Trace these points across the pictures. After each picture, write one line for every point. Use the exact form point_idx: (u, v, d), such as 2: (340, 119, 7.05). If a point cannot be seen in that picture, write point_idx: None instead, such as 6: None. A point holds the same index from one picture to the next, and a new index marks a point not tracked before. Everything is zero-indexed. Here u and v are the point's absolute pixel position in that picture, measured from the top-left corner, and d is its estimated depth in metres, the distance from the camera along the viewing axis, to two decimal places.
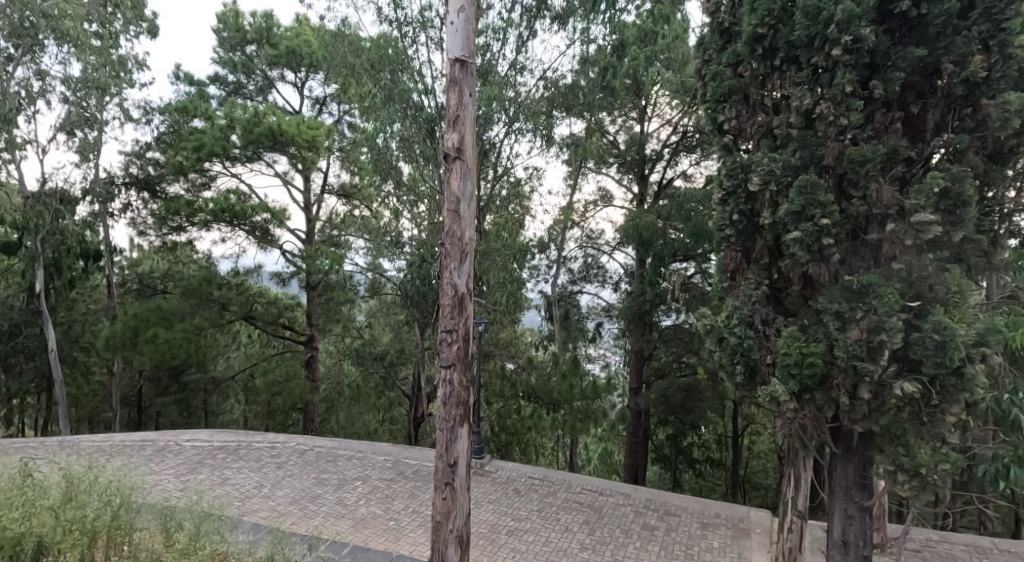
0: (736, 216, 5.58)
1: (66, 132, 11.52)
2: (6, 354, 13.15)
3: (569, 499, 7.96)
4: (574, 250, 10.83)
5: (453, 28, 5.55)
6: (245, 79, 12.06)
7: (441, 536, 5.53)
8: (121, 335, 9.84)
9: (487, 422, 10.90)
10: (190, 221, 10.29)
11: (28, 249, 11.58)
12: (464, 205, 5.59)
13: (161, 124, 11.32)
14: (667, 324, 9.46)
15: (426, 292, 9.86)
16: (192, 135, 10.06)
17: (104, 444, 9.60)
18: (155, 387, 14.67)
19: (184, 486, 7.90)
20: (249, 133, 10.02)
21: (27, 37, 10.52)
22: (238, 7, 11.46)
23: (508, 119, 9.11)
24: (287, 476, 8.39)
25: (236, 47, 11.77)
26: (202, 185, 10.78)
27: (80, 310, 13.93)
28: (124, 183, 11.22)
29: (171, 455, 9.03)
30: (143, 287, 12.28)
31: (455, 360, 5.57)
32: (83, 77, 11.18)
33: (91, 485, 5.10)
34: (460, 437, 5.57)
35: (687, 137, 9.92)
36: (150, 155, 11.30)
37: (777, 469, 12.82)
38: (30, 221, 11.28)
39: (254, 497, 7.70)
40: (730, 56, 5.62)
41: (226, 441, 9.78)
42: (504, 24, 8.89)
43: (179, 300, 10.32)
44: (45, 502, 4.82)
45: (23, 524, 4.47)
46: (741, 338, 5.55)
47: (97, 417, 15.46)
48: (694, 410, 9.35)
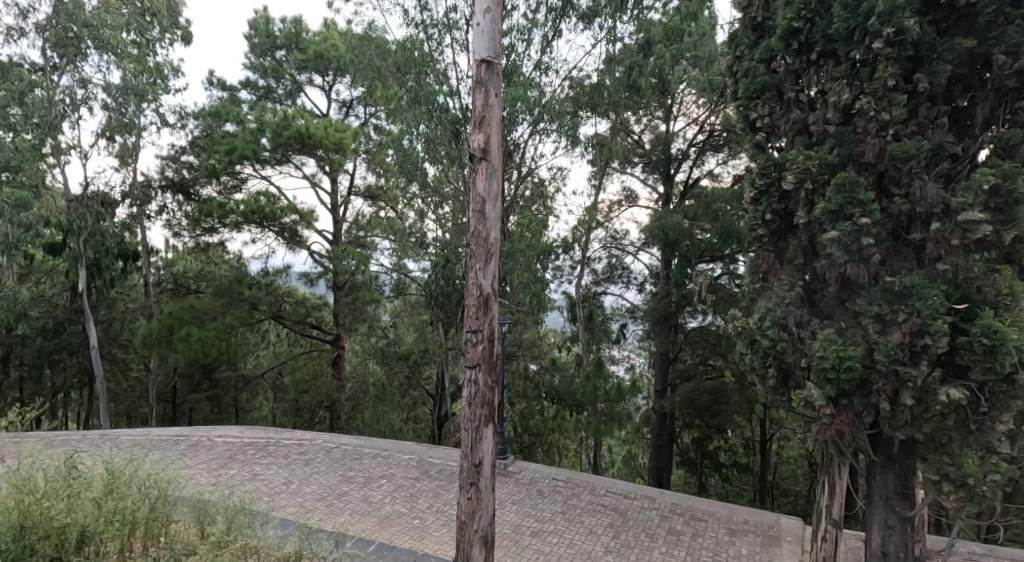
0: (770, 216, 5.50)
1: (107, 138, 11.71)
2: (51, 350, 13.51)
3: (593, 501, 7.84)
4: (598, 250, 10.70)
5: (480, 29, 5.49)
6: (275, 84, 12.11)
7: (465, 536, 5.47)
8: (156, 333, 9.95)
9: (511, 422, 10.81)
10: (223, 222, 10.39)
11: (70, 250, 11.78)
12: (489, 204, 5.54)
13: (195, 128, 11.45)
14: (693, 326, 9.25)
15: (451, 292, 9.77)
16: (224, 139, 10.17)
17: (140, 438, 9.74)
18: (189, 384, 14.92)
19: (216, 481, 7.97)
20: (279, 136, 10.09)
21: (71, 47, 10.80)
22: (269, 13, 11.65)
23: (532, 120, 8.93)
24: (314, 473, 8.40)
25: (266, 53, 11.86)
26: (234, 188, 10.91)
27: (119, 309, 14.20)
28: (161, 186, 11.42)
29: (203, 451, 9.13)
30: (177, 286, 12.46)
31: (480, 360, 5.52)
32: (122, 84, 11.32)
33: (132, 477, 5.19)
34: (485, 437, 5.52)
35: (714, 136, 9.77)
36: (185, 158, 11.42)
37: (808, 476, 12.48)
38: (72, 224, 11.48)
39: (282, 493, 7.74)
40: (764, 51, 5.50)
41: (255, 437, 9.84)
42: (529, 24, 8.82)
43: (210, 299, 10.44)
44: (89, 493, 4.92)
45: (69, 515, 4.60)
46: (774, 340, 5.35)
47: (134, 413, 15.76)
48: (721, 413, 9.11)
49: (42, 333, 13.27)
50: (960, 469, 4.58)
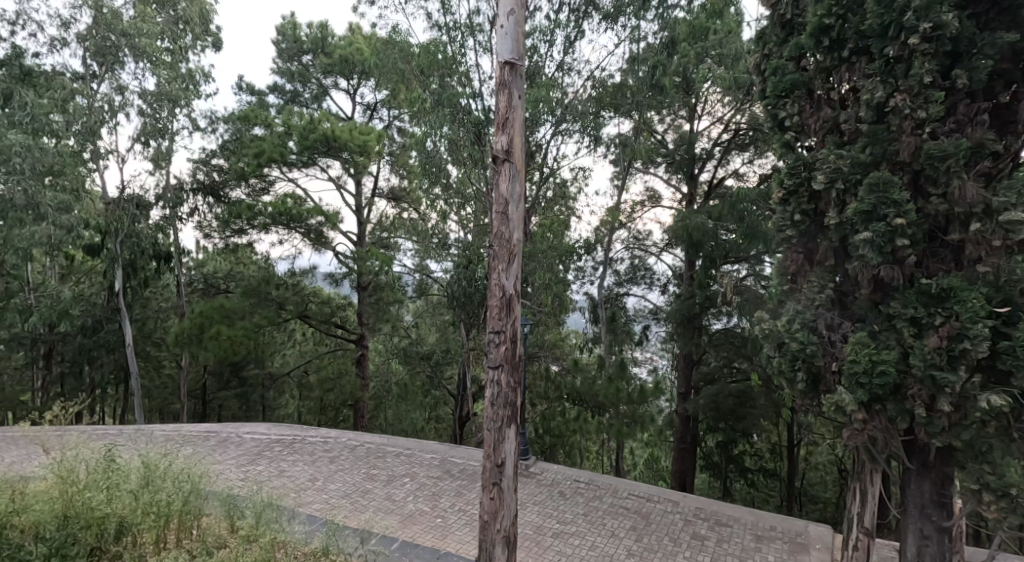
0: (798, 216, 5.44)
1: (142, 142, 11.91)
2: (90, 348, 13.82)
3: (615, 504, 7.77)
4: (621, 251, 10.62)
5: (503, 31, 5.47)
6: (302, 88, 12.23)
7: (488, 536, 5.45)
8: (188, 332, 10.12)
9: (532, 423, 10.77)
10: (251, 223, 10.51)
11: (107, 251, 11.98)
12: (512, 206, 5.52)
13: (225, 131, 11.61)
14: (718, 328, 9.10)
15: (473, 293, 9.77)
16: (253, 143, 10.30)
17: (173, 433, 9.92)
18: (218, 382, 15.27)
19: (244, 476, 8.07)
20: (305, 139, 10.15)
21: (110, 55, 11.02)
22: (296, 19, 11.78)
23: (555, 120, 8.83)
24: (339, 471, 8.45)
25: (293, 58, 12.01)
26: (262, 190, 11.11)
27: (153, 308, 14.46)
28: (192, 189, 11.60)
29: (232, 447, 9.25)
30: (207, 286, 12.65)
31: (503, 361, 5.51)
32: (156, 90, 11.51)
33: (167, 470, 5.31)
34: (508, 437, 5.50)
35: (740, 135, 9.58)
36: (216, 162, 11.58)
37: (838, 482, 12.19)
38: (110, 226, 11.71)
39: (308, 490, 7.79)
40: (793, 48, 5.41)
41: (282, 434, 9.94)
42: (551, 24, 8.76)
43: (239, 299, 10.57)
44: (126, 485, 5.06)
45: (108, 506, 4.77)
46: (803, 343, 5.24)
47: (167, 409, 16.05)
48: (747, 417, 8.87)
49: (80, 331, 13.58)
50: (1001, 478, 4.43)
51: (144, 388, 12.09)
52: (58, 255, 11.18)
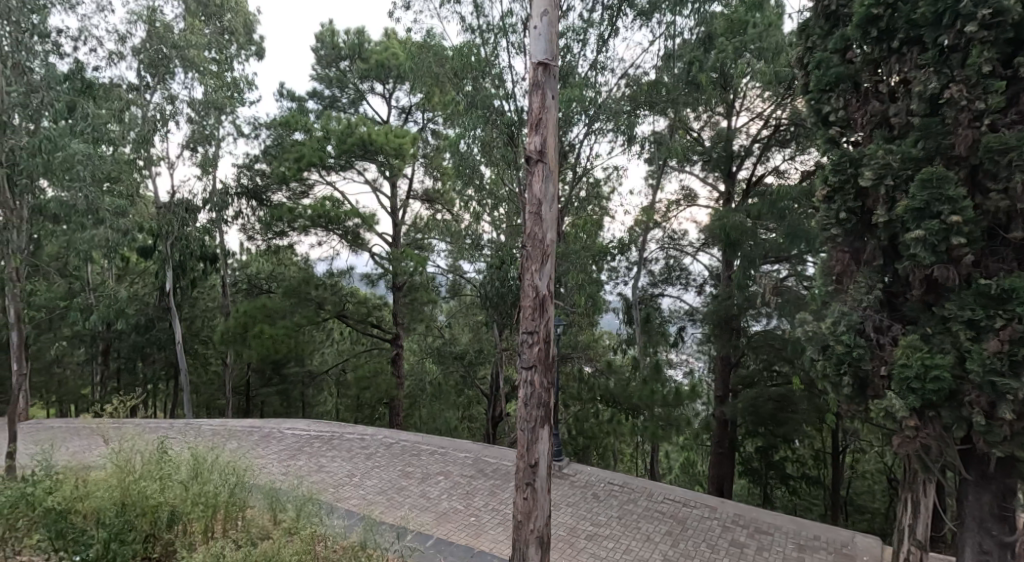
0: (844, 214, 5.28)
1: (190, 149, 12.15)
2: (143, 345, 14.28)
3: (650, 508, 7.61)
4: (656, 251, 10.44)
5: (537, 32, 5.39)
6: (340, 93, 12.39)
7: (522, 536, 5.38)
8: (232, 330, 10.32)
9: (565, 424, 10.71)
10: (292, 225, 10.66)
11: (159, 253, 12.32)
12: (546, 206, 5.44)
13: (267, 136, 11.77)
14: (757, 329, 8.77)
15: (506, 293, 9.74)
16: (293, 147, 10.44)
17: (219, 427, 10.14)
18: (260, 379, 15.55)
19: (286, 471, 8.17)
20: (342, 143, 10.25)
21: (162, 67, 11.27)
22: (333, 26, 11.86)
23: (588, 120, 8.74)
24: (376, 467, 8.49)
25: (331, 64, 12.12)
26: (302, 194, 11.30)
27: (201, 306, 14.84)
28: (236, 193, 11.83)
29: (275, 442, 9.39)
30: (250, 287, 12.94)
31: (536, 362, 5.44)
32: (203, 98, 11.74)
33: (214, 463, 5.43)
34: (542, 438, 5.43)
35: (780, 131, 9.23)
36: (259, 166, 11.79)
37: (886, 492, 11.72)
38: (161, 229, 12.00)
39: (346, 485, 7.84)
40: (838, 41, 5.29)
41: (321, 430, 10.03)
42: (585, 24, 8.65)
43: (280, 299, 10.74)
44: (177, 475, 5.19)
45: (161, 494, 4.91)
46: (849, 346, 5.10)
47: (214, 405, 16.48)
48: (788, 422, 8.58)
49: (134, 330, 13.99)
50: None
51: (190, 383, 12.36)
52: (114, 257, 11.50)
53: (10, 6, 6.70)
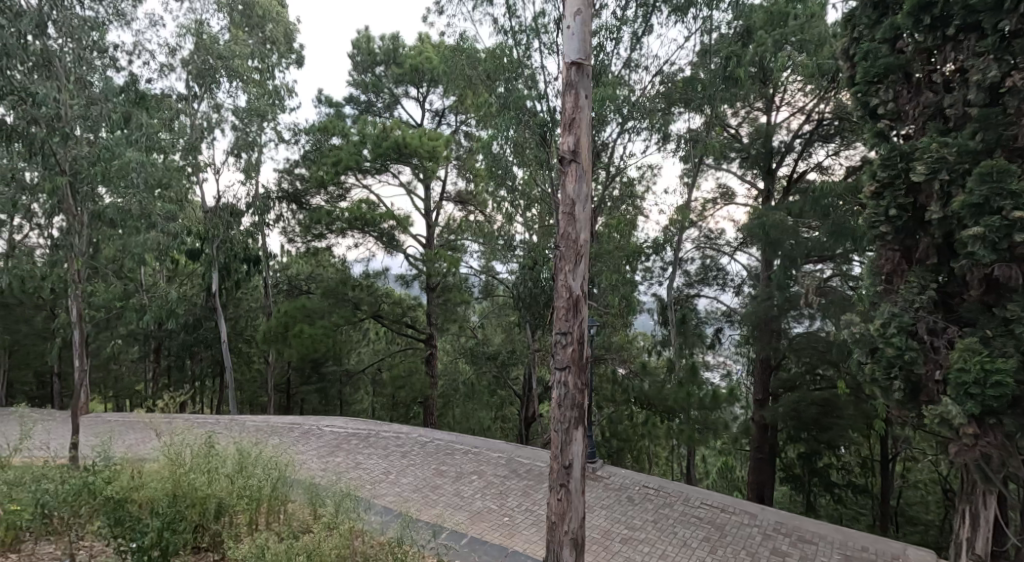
0: (894, 211, 5.18)
1: (235, 155, 12.36)
2: (192, 344, 14.65)
3: (687, 513, 7.41)
4: (691, 251, 10.23)
5: (570, 31, 5.29)
6: (375, 98, 12.44)
7: (556, 537, 5.29)
8: (274, 330, 10.46)
9: (599, 426, 10.61)
10: (330, 228, 10.77)
11: (206, 255, 12.59)
12: (579, 206, 5.33)
13: (306, 141, 11.90)
14: (798, 331, 8.44)
15: (538, 294, 9.66)
16: (331, 152, 10.64)
17: (263, 423, 10.31)
18: (300, 377, 15.77)
19: (324, 467, 8.22)
20: (378, 147, 10.32)
21: (209, 77, 11.42)
22: (369, 32, 11.97)
23: (621, 119, 8.48)
24: (410, 465, 8.47)
25: (367, 70, 12.21)
26: (339, 197, 11.40)
27: (245, 306, 15.14)
28: (279, 197, 12.00)
29: (314, 438, 9.48)
30: (291, 288, 13.26)
31: (570, 363, 5.33)
32: (246, 106, 11.92)
33: (257, 458, 5.66)
34: (575, 439, 5.32)
35: (824, 125, 8.92)
36: (299, 170, 11.92)
37: (940, 503, 11.25)
38: (209, 232, 12.27)
39: (382, 482, 7.83)
40: (888, 29, 5.30)
41: (358, 428, 10.08)
42: (618, 22, 8.49)
43: (319, 299, 10.86)
44: (224, 468, 5.37)
45: (209, 486, 5.04)
46: (900, 349, 5.01)
47: (257, 402, 16.81)
48: (832, 428, 8.25)
49: (183, 329, 14.35)
50: None
51: (234, 381, 12.56)
52: (163, 260, 11.77)
53: (72, 24, 6.94)
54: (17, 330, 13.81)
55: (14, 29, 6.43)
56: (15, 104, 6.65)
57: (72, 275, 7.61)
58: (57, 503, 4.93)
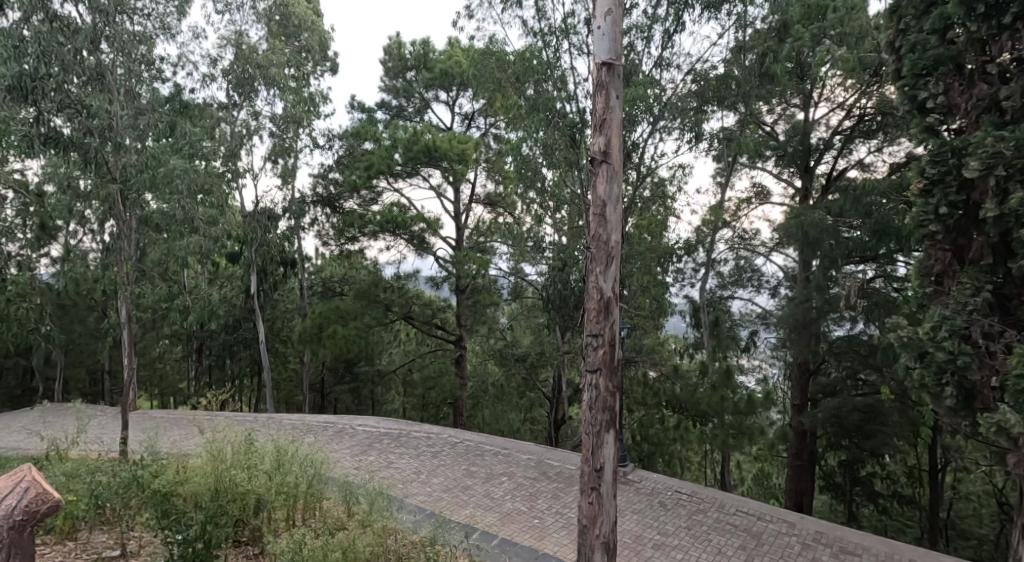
0: (944, 208, 5.09)
1: (272, 161, 12.47)
2: (232, 343, 14.90)
3: (721, 520, 7.20)
4: (725, 252, 9.98)
5: (600, 31, 5.18)
6: (405, 102, 12.48)
7: (587, 541, 5.19)
8: (308, 330, 10.53)
9: (629, 429, 10.43)
10: (362, 231, 10.80)
11: (245, 258, 12.78)
12: (610, 207, 5.19)
13: (340, 146, 11.98)
14: (840, 335, 8.11)
15: (569, 296, 9.53)
16: (364, 156, 10.67)
17: (299, 421, 10.40)
18: (334, 376, 15.89)
19: (358, 465, 8.24)
20: (410, 151, 10.32)
21: (248, 86, 11.62)
22: (400, 38, 12.00)
23: (652, 119, 8.27)
24: (441, 465, 8.42)
25: (398, 75, 12.25)
26: (371, 201, 11.52)
27: (281, 307, 15.32)
28: (313, 201, 12.04)
29: (348, 437, 9.49)
30: (325, 290, 13.34)
31: (601, 365, 5.21)
32: (283, 114, 12.00)
33: (295, 454, 5.70)
34: (607, 442, 5.19)
35: (865, 121, 8.60)
36: (333, 175, 12.00)
37: (995, 516, 10.72)
38: (248, 235, 12.46)
39: (414, 481, 7.80)
40: (938, 20, 5.13)
41: (390, 427, 10.08)
42: (649, 20, 8.32)
43: (352, 301, 10.90)
44: (263, 465, 5.41)
45: (249, 482, 5.09)
46: (952, 354, 4.84)
47: (292, 401, 16.99)
48: (875, 435, 7.93)
49: (224, 329, 14.62)
50: None
51: (271, 380, 12.71)
52: (206, 262, 11.99)
53: (123, 39, 6.87)
54: (71, 329, 14.21)
55: (71, 45, 6.49)
56: (72, 116, 6.74)
57: (122, 279, 7.37)
58: (108, 495, 5.17)
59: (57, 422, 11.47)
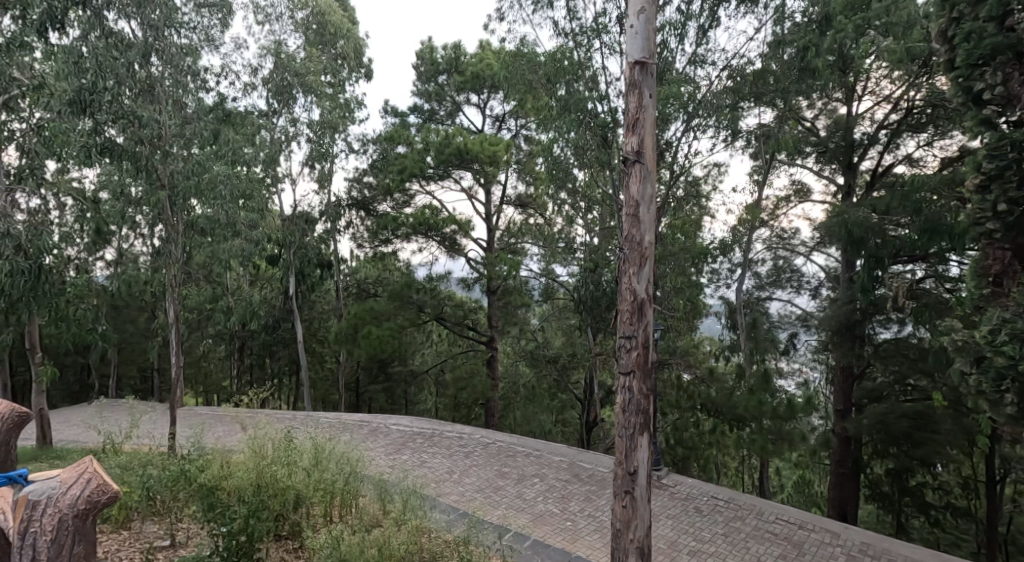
0: (1002, 206, 4.89)
1: (309, 166, 12.58)
2: (272, 343, 15.15)
3: (760, 528, 6.94)
4: (762, 252, 9.70)
5: (633, 30, 5.03)
6: (437, 106, 12.42)
7: (621, 546, 5.01)
8: (343, 331, 10.60)
9: (662, 433, 10.20)
10: (395, 233, 10.81)
11: (284, 260, 12.94)
12: (643, 207, 5.03)
13: (374, 150, 12.03)
14: (886, 337, 7.96)
15: (600, 297, 9.41)
16: (397, 160, 10.67)
17: (335, 419, 10.46)
18: (369, 376, 15.97)
19: (393, 463, 8.21)
20: (442, 154, 10.27)
21: (287, 94, 11.74)
22: (432, 42, 11.98)
23: (686, 116, 8.07)
24: (473, 466, 8.32)
25: (430, 79, 12.21)
26: (404, 203, 11.43)
27: (319, 309, 15.41)
28: (347, 205, 12.05)
29: (382, 436, 9.47)
30: (360, 291, 13.39)
31: (635, 367, 5.04)
32: (319, 119, 12.05)
33: (331, 453, 5.67)
34: (641, 445, 5.02)
35: (913, 115, 8.23)
36: (367, 179, 12.07)
37: None
38: (285, 238, 12.62)
39: (446, 481, 7.71)
40: (996, 6, 4.86)
41: (423, 427, 10.05)
42: (682, 17, 8.09)
43: (386, 302, 10.92)
44: (301, 463, 5.39)
45: (289, 478, 5.07)
46: (1012, 358, 4.56)
47: (329, 401, 17.15)
48: (925, 442, 7.56)
49: (264, 329, 14.85)
50: None
51: (308, 380, 12.84)
52: (248, 266, 12.19)
53: (172, 52, 7.04)
54: (123, 329, 14.65)
55: (124, 59, 6.64)
56: (126, 126, 6.75)
57: (169, 281, 7.51)
58: (159, 487, 5.25)
59: (114, 415, 11.88)
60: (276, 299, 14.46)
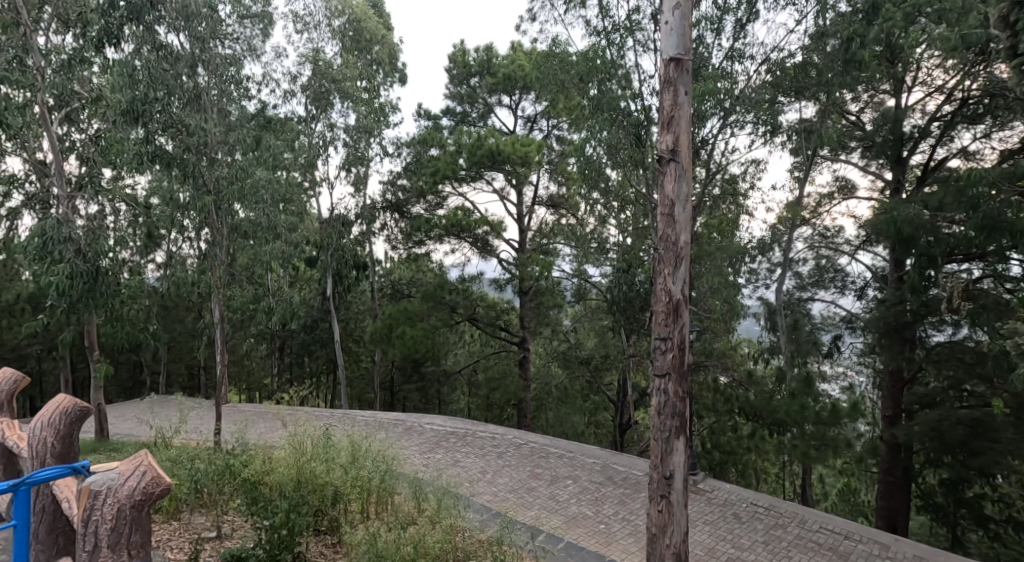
0: None
1: (345, 170, 12.61)
2: (310, 343, 15.30)
3: (803, 537, 6.64)
4: (803, 251, 9.30)
5: (668, 27, 4.83)
6: (469, 108, 12.30)
7: (657, 550, 4.81)
8: (377, 331, 10.59)
9: (699, 436, 9.92)
10: (428, 235, 10.76)
11: (321, 262, 13.01)
12: (679, 207, 4.82)
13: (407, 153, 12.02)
14: (938, 340, 7.66)
15: (634, 298, 9.20)
16: (430, 162, 10.62)
17: (371, 418, 10.45)
18: (403, 376, 15.98)
19: (427, 462, 8.14)
20: (474, 155, 10.16)
21: (325, 100, 11.79)
22: (464, 45, 11.93)
23: (723, 113, 7.86)
24: (507, 466, 8.18)
25: (462, 81, 12.13)
26: (437, 205, 11.33)
27: (354, 310, 15.48)
28: (382, 206, 12.06)
29: (416, 435, 9.42)
30: (394, 292, 13.40)
31: (671, 370, 4.83)
32: (355, 124, 12.08)
33: (368, 450, 5.59)
34: (677, 449, 4.80)
35: (969, 106, 7.82)
36: (401, 181, 12.05)
37: None
38: (323, 241, 12.73)
39: (480, 481, 7.59)
40: None
41: (457, 427, 9.95)
42: (719, 12, 7.81)
43: (419, 302, 10.88)
44: (339, 459, 5.33)
45: (328, 474, 5.02)
46: None
47: (364, 400, 17.23)
48: (982, 450, 7.14)
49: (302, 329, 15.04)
50: None
51: (344, 380, 12.92)
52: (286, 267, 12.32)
53: (216, 62, 7.07)
54: (173, 328, 15.02)
55: (173, 71, 6.73)
56: (175, 134, 6.88)
57: (215, 283, 7.47)
58: (206, 480, 5.24)
59: (164, 411, 12.18)
60: (313, 299, 14.60)
